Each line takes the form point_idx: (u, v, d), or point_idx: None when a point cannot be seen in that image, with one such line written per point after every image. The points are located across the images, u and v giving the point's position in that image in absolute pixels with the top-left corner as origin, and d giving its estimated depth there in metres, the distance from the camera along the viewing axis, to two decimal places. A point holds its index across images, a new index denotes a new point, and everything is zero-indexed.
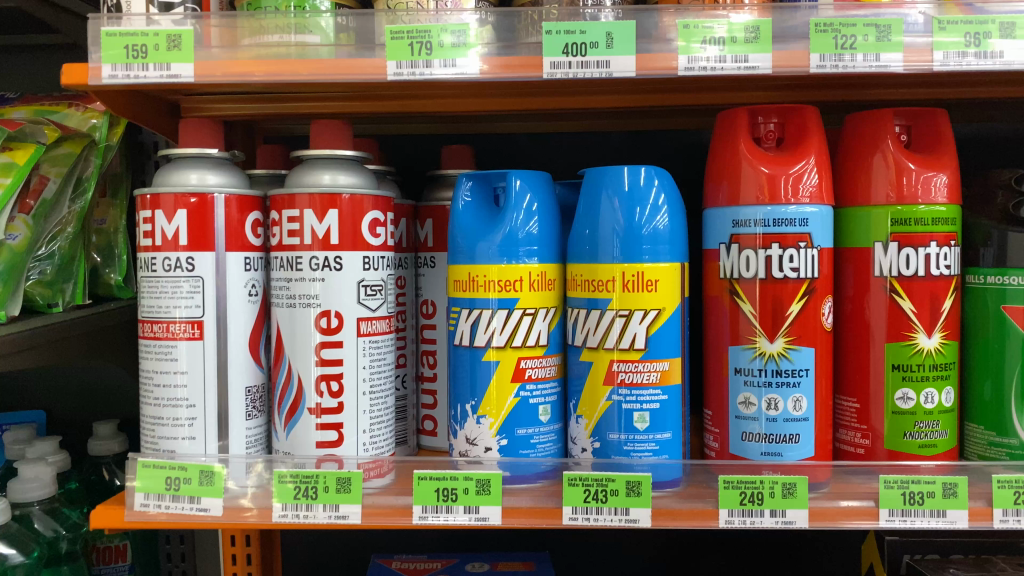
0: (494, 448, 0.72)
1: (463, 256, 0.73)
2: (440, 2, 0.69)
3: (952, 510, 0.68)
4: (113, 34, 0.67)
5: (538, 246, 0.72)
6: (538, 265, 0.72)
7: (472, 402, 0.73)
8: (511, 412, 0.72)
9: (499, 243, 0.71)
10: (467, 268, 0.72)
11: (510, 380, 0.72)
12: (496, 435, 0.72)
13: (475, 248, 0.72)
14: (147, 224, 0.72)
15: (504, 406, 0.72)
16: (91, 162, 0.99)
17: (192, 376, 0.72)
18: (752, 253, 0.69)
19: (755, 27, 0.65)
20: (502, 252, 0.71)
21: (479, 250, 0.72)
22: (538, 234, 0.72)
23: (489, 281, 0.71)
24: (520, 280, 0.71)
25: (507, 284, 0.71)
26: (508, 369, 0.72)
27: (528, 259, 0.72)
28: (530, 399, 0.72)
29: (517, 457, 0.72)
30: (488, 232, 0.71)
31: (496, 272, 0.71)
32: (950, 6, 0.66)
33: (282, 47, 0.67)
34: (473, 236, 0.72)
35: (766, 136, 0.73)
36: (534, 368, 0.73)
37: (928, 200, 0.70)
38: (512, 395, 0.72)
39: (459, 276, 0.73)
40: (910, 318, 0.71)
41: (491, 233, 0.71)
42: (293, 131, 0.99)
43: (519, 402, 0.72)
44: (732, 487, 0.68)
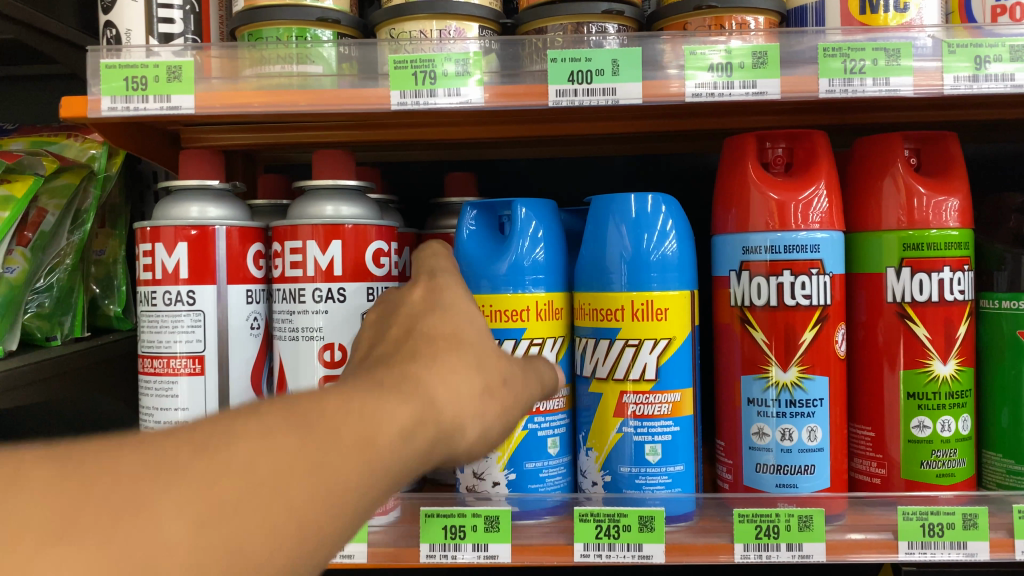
0: (503, 483, 0.70)
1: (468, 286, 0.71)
2: (443, 30, 0.68)
3: (972, 542, 0.66)
4: (113, 66, 0.66)
5: (544, 274, 0.71)
6: (544, 294, 0.71)
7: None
8: (520, 445, 0.70)
9: (505, 273, 0.70)
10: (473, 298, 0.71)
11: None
12: (504, 470, 0.70)
13: (480, 278, 0.70)
14: (147, 258, 0.71)
15: (512, 440, 0.70)
16: (90, 193, 0.98)
17: (193, 413, 0.70)
18: (763, 281, 0.68)
19: (763, 53, 0.65)
20: (507, 282, 0.70)
21: (485, 280, 0.70)
22: (543, 264, 0.71)
23: (495, 311, 0.70)
24: (526, 309, 0.70)
25: (514, 314, 0.70)
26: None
27: (534, 288, 0.70)
28: (539, 432, 0.71)
29: (526, 492, 0.70)
30: (494, 262, 0.70)
31: (502, 302, 0.70)
32: (959, 29, 0.65)
33: (285, 77, 0.66)
34: (478, 265, 0.71)
35: (775, 161, 0.72)
36: (542, 401, 0.71)
37: (940, 224, 0.69)
38: (520, 428, 0.70)
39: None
40: (925, 345, 0.69)
41: (497, 263, 0.70)
42: (296, 159, 0.98)
43: (527, 435, 0.70)
44: (747, 521, 0.67)
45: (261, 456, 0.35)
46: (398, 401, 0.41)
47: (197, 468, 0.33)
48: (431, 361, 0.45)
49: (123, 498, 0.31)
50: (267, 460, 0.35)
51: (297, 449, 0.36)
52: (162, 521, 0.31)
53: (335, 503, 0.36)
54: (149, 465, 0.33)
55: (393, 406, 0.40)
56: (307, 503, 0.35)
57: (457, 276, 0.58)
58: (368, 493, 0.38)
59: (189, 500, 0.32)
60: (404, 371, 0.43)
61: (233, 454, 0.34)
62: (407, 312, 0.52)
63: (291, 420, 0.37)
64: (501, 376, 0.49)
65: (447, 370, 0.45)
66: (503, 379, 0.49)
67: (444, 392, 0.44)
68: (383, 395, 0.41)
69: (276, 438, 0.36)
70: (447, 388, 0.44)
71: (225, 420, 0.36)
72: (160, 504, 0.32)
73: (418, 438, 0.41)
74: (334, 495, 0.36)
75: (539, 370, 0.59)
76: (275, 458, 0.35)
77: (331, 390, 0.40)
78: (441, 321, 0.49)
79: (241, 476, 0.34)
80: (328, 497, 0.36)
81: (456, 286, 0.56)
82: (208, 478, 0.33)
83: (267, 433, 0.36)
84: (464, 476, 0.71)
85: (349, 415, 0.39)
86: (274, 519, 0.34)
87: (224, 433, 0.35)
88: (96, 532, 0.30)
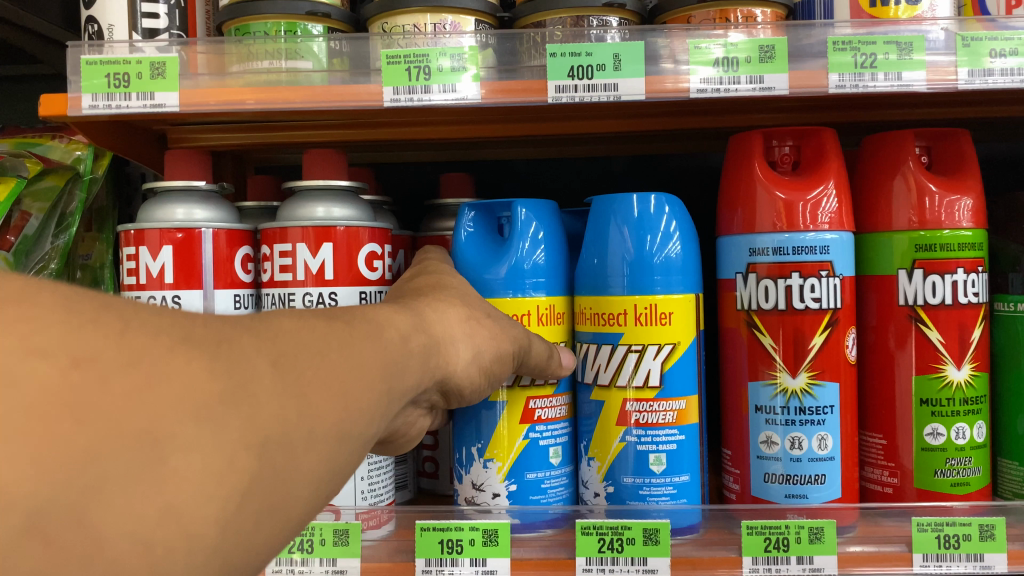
0: (503, 494, 0.68)
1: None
2: (438, 24, 0.65)
3: (990, 554, 0.63)
4: (94, 62, 0.64)
5: (544, 278, 0.68)
6: (545, 299, 0.68)
7: (479, 444, 0.69)
8: (521, 455, 0.68)
9: (504, 277, 0.67)
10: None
11: (519, 421, 0.68)
12: (505, 481, 0.68)
13: (479, 282, 0.68)
14: (131, 261, 0.68)
15: (512, 449, 0.68)
16: (76, 196, 0.95)
17: None
18: (771, 283, 0.66)
19: (771, 47, 0.62)
20: (507, 286, 0.67)
21: (484, 284, 0.68)
22: (543, 268, 0.68)
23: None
24: (527, 314, 0.67)
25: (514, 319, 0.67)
26: (516, 410, 0.68)
27: (534, 293, 0.68)
28: (540, 442, 0.69)
29: (527, 503, 0.68)
30: (493, 266, 0.68)
31: (503, 307, 0.67)
32: (972, 22, 0.62)
33: (273, 73, 0.64)
34: (476, 267, 0.68)
35: (782, 160, 0.69)
36: (544, 409, 0.69)
37: (953, 224, 0.66)
38: (522, 437, 0.68)
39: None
40: (938, 349, 0.67)
41: (496, 266, 0.67)
42: (287, 160, 0.96)
43: (528, 444, 0.68)
44: (756, 533, 0.64)
45: (302, 328, 0.40)
46: (397, 315, 0.48)
47: (256, 328, 0.37)
48: (424, 298, 0.55)
49: (213, 336, 0.35)
50: (309, 330, 0.40)
51: (330, 332, 0.41)
52: (249, 357, 0.35)
53: (371, 378, 0.41)
54: (223, 322, 0.37)
55: (392, 320, 0.47)
56: (349, 365, 0.40)
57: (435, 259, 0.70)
58: (392, 376, 0.43)
59: (263, 342, 0.36)
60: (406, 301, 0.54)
61: (279, 322, 0.39)
62: (397, 286, 0.62)
63: (316, 314, 0.42)
64: (486, 312, 0.60)
65: (438, 303, 0.55)
66: (500, 318, 0.61)
67: (442, 320, 0.53)
68: (386, 312, 0.48)
69: (305, 320, 0.41)
70: (444, 319, 0.54)
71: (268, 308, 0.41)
72: (244, 346, 0.35)
73: (418, 343, 0.48)
74: (367, 370, 0.41)
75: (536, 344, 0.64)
76: (315, 331, 0.40)
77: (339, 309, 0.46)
78: (428, 279, 0.61)
79: (295, 337, 0.38)
80: (362, 369, 0.41)
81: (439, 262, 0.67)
82: (267, 333, 0.37)
83: (298, 317, 0.41)
84: (463, 487, 0.69)
85: (360, 318, 0.45)
86: (329, 367, 0.39)
87: (261, 317, 0.40)
88: (212, 358, 0.34)
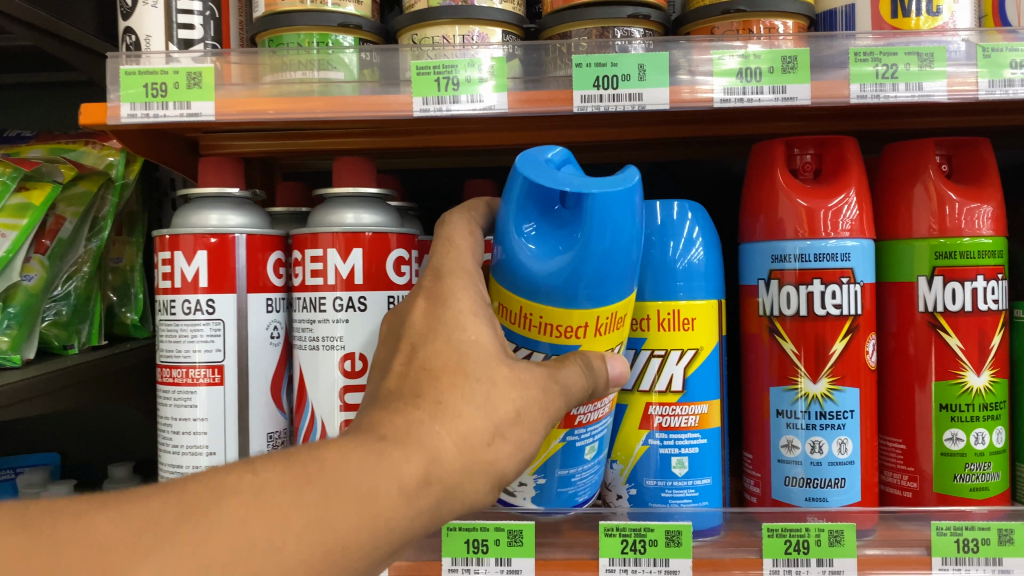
0: (530, 484, 0.64)
1: (517, 287, 0.57)
2: (466, 36, 0.67)
3: (1008, 559, 0.64)
4: (132, 72, 0.66)
5: (610, 285, 0.56)
6: (610, 304, 0.57)
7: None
8: (555, 454, 0.63)
9: (565, 283, 0.55)
10: (521, 302, 0.57)
11: (558, 426, 0.61)
12: (534, 474, 0.64)
13: (536, 282, 0.55)
14: (166, 266, 0.70)
15: (546, 448, 0.63)
16: (108, 200, 0.97)
17: (212, 423, 0.69)
18: (792, 290, 0.67)
19: (793, 58, 0.63)
20: (566, 293, 0.55)
21: (543, 283, 0.55)
22: (609, 272, 0.55)
23: (546, 322, 0.57)
24: (586, 325, 0.57)
25: (572, 328, 0.57)
26: (559, 418, 0.61)
27: (598, 300, 0.56)
28: (577, 443, 0.63)
29: (553, 495, 0.65)
30: (554, 265, 0.55)
31: (556, 315, 0.56)
32: (993, 33, 0.63)
33: (305, 83, 0.65)
34: (533, 263, 0.55)
35: (803, 168, 0.71)
36: (586, 415, 0.62)
37: (972, 232, 0.67)
38: (558, 439, 0.62)
39: (507, 306, 0.58)
40: (958, 355, 0.68)
41: (557, 265, 0.55)
42: (314, 166, 0.97)
43: (565, 446, 0.63)
44: (777, 536, 0.65)
45: (251, 514, 0.43)
46: (401, 461, 0.46)
47: (185, 534, 0.42)
48: (437, 413, 0.48)
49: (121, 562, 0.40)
50: (258, 520, 0.43)
51: (293, 512, 0.44)
52: None
53: (340, 562, 0.44)
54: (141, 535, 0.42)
55: (390, 473, 0.46)
56: (309, 553, 0.43)
57: (470, 277, 0.55)
58: (370, 549, 0.45)
59: (182, 563, 0.41)
60: (413, 423, 0.47)
61: (225, 512, 0.43)
62: (411, 339, 0.52)
63: (285, 482, 0.45)
64: (515, 411, 0.50)
65: (452, 422, 0.48)
66: (534, 408, 0.51)
67: (456, 455, 0.47)
68: (382, 462, 0.46)
69: (268, 497, 0.44)
70: (460, 452, 0.48)
71: (232, 479, 0.45)
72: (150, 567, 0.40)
73: (421, 496, 0.47)
74: (332, 557, 0.44)
75: (566, 377, 0.53)
76: (265, 519, 0.43)
77: (333, 449, 0.47)
78: (443, 348, 0.50)
79: (233, 538, 0.42)
80: (328, 554, 0.44)
81: (467, 293, 0.53)
82: (197, 542, 0.42)
83: (259, 491, 0.44)
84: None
85: (348, 479, 0.45)
86: (275, 564, 0.42)
87: (215, 495, 0.44)
88: None
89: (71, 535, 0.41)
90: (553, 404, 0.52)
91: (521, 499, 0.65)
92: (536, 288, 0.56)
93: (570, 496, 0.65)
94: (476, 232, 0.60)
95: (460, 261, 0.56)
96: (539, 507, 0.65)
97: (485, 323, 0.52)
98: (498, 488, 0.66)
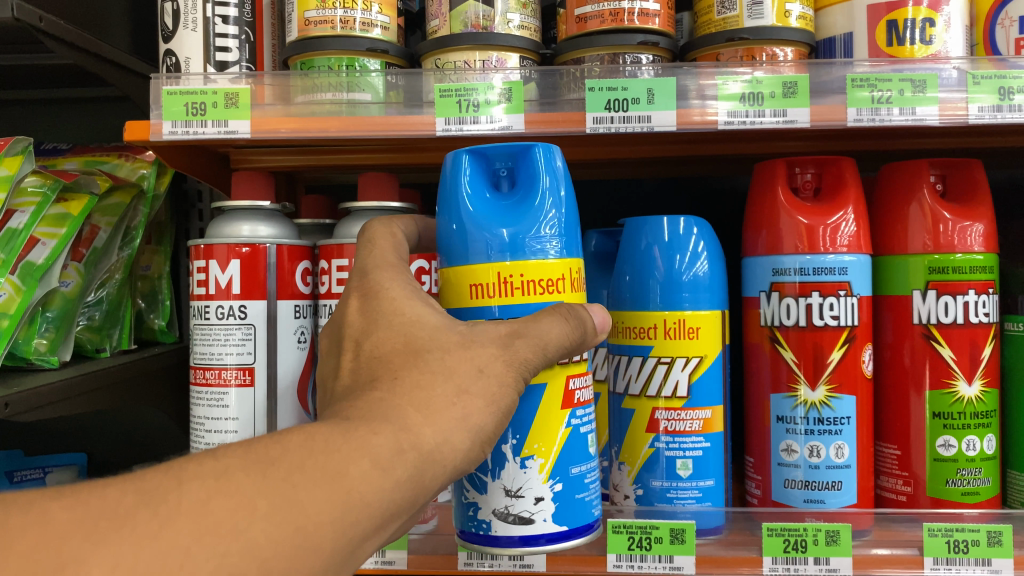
0: (547, 497, 0.58)
1: (489, 253, 0.57)
2: (485, 61, 0.72)
3: (997, 559, 0.67)
4: (174, 92, 0.70)
5: (568, 236, 0.58)
6: (573, 258, 0.59)
7: (516, 440, 0.58)
8: (565, 446, 0.59)
9: (538, 236, 0.57)
10: (500, 268, 0.57)
11: (560, 407, 0.59)
12: (549, 481, 0.58)
13: (505, 238, 0.56)
14: (201, 273, 0.74)
15: (555, 440, 0.59)
16: (140, 211, 1.01)
17: (242, 422, 0.73)
18: (792, 301, 0.71)
19: (794, 83, 0.67)
20: (534, 245, 0.57)
21: (514, 240, 0.56)
22: (568, 223, 0.58)
23: (529, 282, 0.57)
24: (561, 278, 0.58)
25: (550, 284, 0.57)
26: (557, 393, 0.58)
27: (565, 251, 0.58)
28: (581, 429, 0.60)
29: (573, 503, 0.59)
30: (521, 222, 0.57)
31: (530, 272, 0.57)
32: (984, 61, 0.67)
33: (334, 104, 0.70)
34: (500, 227, 0.57)
35: (804, 187, 0.74)
36: (581, 390, 0.60)
37: (965, 248, 0.71)
38: (563, 425, 0.59)
39: (481, 279, 0.57)
40: (950, 365, 0.71)
41: (526, 222, 0.57)
42: (338, 180, 1.02)
43: (570, 433, 0.59)
44: (776, 535, 0.69)
45: (214, 497, 0.43)
46: (369, 434, 0.48)
47: (142, 519, 0.41)
48: (396, 388, 0.51)
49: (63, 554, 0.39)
50: (221, 500, 0.43)
51: (256, 493, 0.44)
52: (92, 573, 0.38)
53: (316, 539, 0.44)
54: (83, 525, 0.40)
55: (359, 445, 0.47)
56: (282, 533, 0.43)
57: (395, 269, 0.59)
58: (348, 524, 0.45)
59: (141, 547, 0.40)
60: (373, 403, 0.50)
61: (187, 495, 0.43)
62: (353, 335, 0.55)
63: (247, 465, 0.45)
64: (476, 369, 0.52)
65: (411, 394, 0.50)
66: (497, 364, 0.53)
67: (423, 424, 0.49)
68: (349, 437, 0.47)
69: (229, 479, 0.44)
70: (426, 419, 0.50)
71: (191, 467, 0.44)
72: (92, 559, 0.39)
73: (397, 467, 0.48)
74: (308, 536, 0.44)
75: (543, 328, 0.54)
76: (227, 499, 0.43)
77: (299, 433, 0.48)
78: (387, 334, 0.54)
79: (193, 520, 0.42)
80: (299, 531, 0.44)
81: (392, 284, 0.57)
82: (157, 527, 0.41)
83: (220, 475, 0.44)
84: (494, 496, 0.58)
85: (316, 458, 0.46)
86: (247, 543, 0.42)
87: (172, 482, 0.43)
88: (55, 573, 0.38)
89: (24, 525, 0.40)
90: (517, 360, 0.54)
91: (541, 522, 0.58)
92: (510, 248, 0.56)
93: (587, 506, 0.60)
94: (399, 234, 0.64)
95: (383, 255, 0.60)
96: (561, 526, 0.59)
97: (418, 301, 0.56)
98: (512, 520, 0.58)
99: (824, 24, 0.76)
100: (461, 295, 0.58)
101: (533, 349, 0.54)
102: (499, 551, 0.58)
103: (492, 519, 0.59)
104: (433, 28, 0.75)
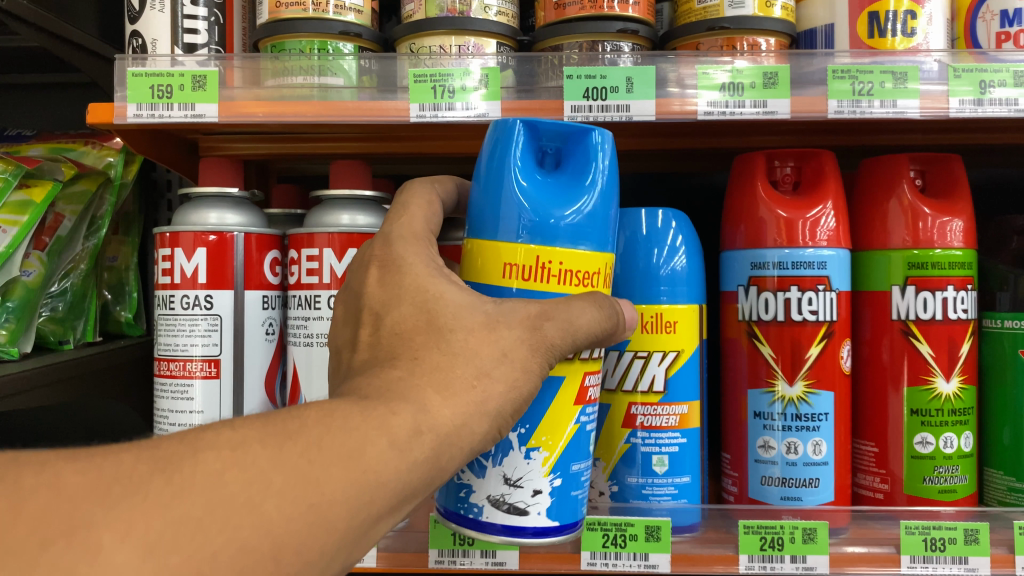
0: (545, 491, 0.56)
1: (521, 233, 0.54)
2: (462, 47, 0.70)
3: (974, 557, 0.67)
4: (139, 74, 0.68)
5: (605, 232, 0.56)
6: (608, 252, 0.57)
7: (524, 429, 0.55)
8: (570, 443, 0.57)
9: (575, 225, 0.54)
10: (531, 249, 0.54)
11: (574, 403, 0.57)
12: (549, 475, 0.56)
13: (542, 223, 0.53)
14: (166, 262, 0.72)
15: (563, 435, 0.56)
16: (106, 200, 0.99)
17: (207, 415, 0.71)
18: (771, 296, 0.70)
19: (773, 74, 0.66)
20: (574, 236, 0.54)
21: (553, 223, 0.53)
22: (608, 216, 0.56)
23: (563, 269, 0.54)
24: (597, 273, 0.56)
25: (582, 277, 0.55)
26: (573, 389, 0.56)
27: (599, 244, 0.55)
28: (587, 426, 0.58)
29: (567, 499, 0.57)
30: (562, 208, 0.54)
31: (567, 258, 0.54)
32: (964, 55, 0.66)
33: (305, 88, 0.68)
34: (538, 207, 0.53)
35: (783, 180, 0.74)
36: (594, 387, 0.58)
37: (944, 244, 0.70)
38: (572, 422, 0.57)
39: (513, 259, 0.54)
40: (928, 361, 0.71)
41: (569, 211, 0.54)
42: (311, 171, 1.01)
43: (577, 431, 0.57)
44: (752, 532, 0.68)
45: (229, 469, 0.41)
46: (388, 414, 0.46)
47: (156, 489, 0.39)
48: (416, 367, 0.49)
49: (75, 523, 0.37)
50: (236, 473, 0.41)
51: (271, 468, 0.42)
52: (108, 545, 0.37)
53: (329, 518, 0.42)
54: (99, 494, 0.39)
55: (378, 425, 0.45)
56: (294, 511, 0.41)
57: (421, 243, 0.56)
58: (362, 504, 0.44)
59: (153, 517, 0.38)
60: (393, 382, 0.48)
61: (202, 466, 0.41)
62: (372, 309, 0.53)
63: (264, 438, 0.43)
64: (500, 352, 0.50)
65: (432, 375, 0.48)
66: (521, 348, 0.51)
67: (442, 405, 0.47)
68: (368, 416, 0.46)
69: (246, 451, 0.42)
70: (445, 401, 0.48)
71: (209, 436, 0.43)
72: (105, 528, 0.37)
73: (414, 449, 0.46)
74: (322, 514, 0.42)
75: (574, 312, 0.52)
76: (242, 472, 0.41)
77: (318, 408, 0.46)
78: (409, 310, 0.51)
79: (208, 491, 0.40)
80: (313, 509, 0.42)
81: (416, 257, 0.54)
82: (170, 496, 0.39)
83: (237, 446, 0.42)
84: (492, 483, 0.55)
85: (335, 436, 0.44)
86: (258, 520, 0.40)
87: (188, 450, 0.42)
88: (67, 544, 0.36)
89: (37, 488, 0.38)
90: (543, 344, 0.51)
91: (534, 515, 0.55)
92: (546, 229, 0.53)
93: (577, 503, 0.58)
94: (432, 206, 0.61)
95: (410, 227, 0.57)
96: (551, 522, 0.56)
97: (441, 279, 0.52)
98: (507, 509, 0.55)
99: (805, 15, 0.75)
100: (487, 269, 0.55)
101: (560, 332, 0.51)
102: (477, 535, 0.55)
103: (484, 505, 0.55)
104: (407, 13, 0.74)
